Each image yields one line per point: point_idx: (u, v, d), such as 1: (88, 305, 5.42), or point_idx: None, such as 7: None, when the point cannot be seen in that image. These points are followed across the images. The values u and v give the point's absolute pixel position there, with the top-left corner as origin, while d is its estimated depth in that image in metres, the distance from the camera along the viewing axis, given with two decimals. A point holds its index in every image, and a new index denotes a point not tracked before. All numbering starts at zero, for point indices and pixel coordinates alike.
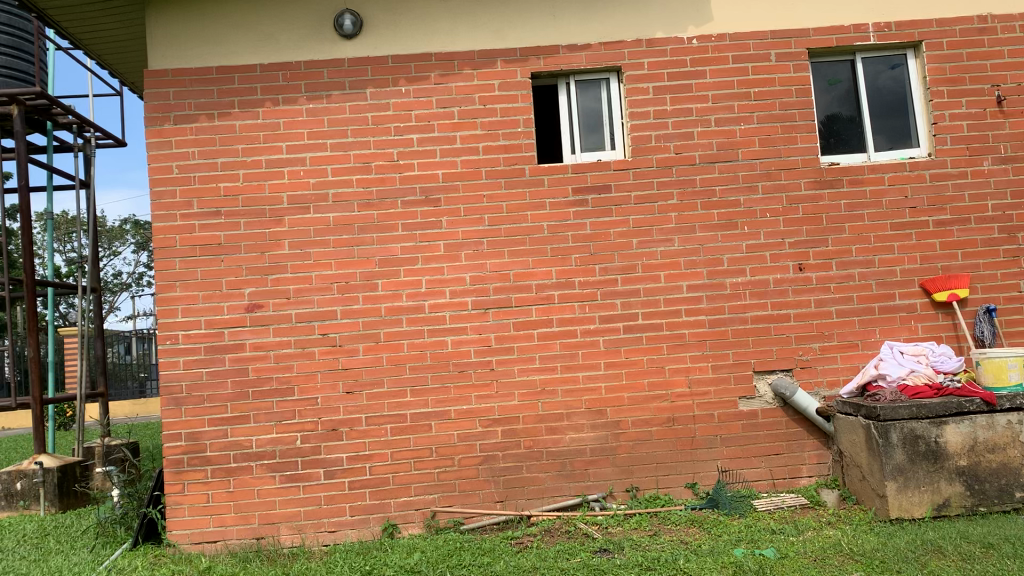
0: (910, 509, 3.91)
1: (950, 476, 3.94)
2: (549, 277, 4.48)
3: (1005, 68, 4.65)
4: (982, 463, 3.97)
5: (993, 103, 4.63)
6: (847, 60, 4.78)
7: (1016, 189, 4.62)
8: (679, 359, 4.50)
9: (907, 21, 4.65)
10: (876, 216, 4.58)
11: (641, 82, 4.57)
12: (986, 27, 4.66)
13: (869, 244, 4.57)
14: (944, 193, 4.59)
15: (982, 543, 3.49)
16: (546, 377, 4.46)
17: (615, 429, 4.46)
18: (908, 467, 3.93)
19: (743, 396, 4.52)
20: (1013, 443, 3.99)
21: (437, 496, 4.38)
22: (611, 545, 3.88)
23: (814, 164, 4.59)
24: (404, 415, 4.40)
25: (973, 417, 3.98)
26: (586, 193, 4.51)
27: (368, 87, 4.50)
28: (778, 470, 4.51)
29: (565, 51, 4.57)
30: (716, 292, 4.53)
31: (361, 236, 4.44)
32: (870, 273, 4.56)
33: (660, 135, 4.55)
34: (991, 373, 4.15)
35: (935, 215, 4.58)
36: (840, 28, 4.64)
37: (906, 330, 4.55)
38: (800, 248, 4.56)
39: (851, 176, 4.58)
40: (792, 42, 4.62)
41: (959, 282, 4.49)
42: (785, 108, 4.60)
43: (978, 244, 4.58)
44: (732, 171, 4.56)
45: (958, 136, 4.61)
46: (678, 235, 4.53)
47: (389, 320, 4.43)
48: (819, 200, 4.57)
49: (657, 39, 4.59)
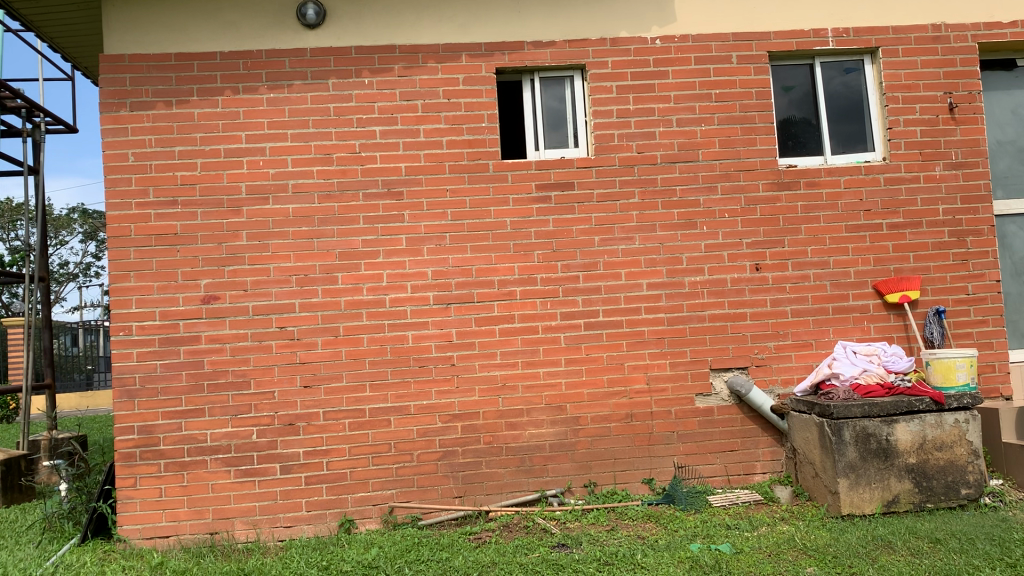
0: (860, 505, 4.00)
1: (899, 473, 4.03)
2: (511, 273, 4.49)
3: (958, 76, 4.76)
4: (930, 461, 4.07)
5: (946, 110, 4.75)
6: (805, 64, 4.87)
7: (967, 194, 4.74)
8: (638, 356, 4.54)
9: (865, 27, 4.74)
10: (831, 218, 4.66)
11: (604, 80, 4.60)
12: (940, 35, 4.76)
13: (824, 245, 4.65)
14: (898, 197, 4.69)
15: (930, 538, 3.58)
16: (507, 373, 4.46)
17: (574, 425, 4.49)
18: (859, 464, 4.01)
19: (700, 393, 4.57)
20: (960, 442, 4.10)
21: (395, 491, 4.37)
22: (570, 541, 3.90)
23: (772, 166, 4.66)
24: (362, 409, 4.37)
25: (923, 416, 4.08)
26: (548, 190, 4.52)
27: (331, 78, 4.46)
28: (733, 467, 4.58)
29: (530, 48, 4.58)
30: (676, 290, 4.58)
31: (321, 228, 4.40)
32: (824, 273, 4.65)
33: (622, 134, 4.59)
34: (940, 373, 4.27)
35: (888, 218, 4.69)
36: (799, 32, 4.71)
37: (858, 330, 4.65)
38: (757, 248, 4.63)
39: (807, 178, 4.66)
40: (753, 45, 4.68)
41: (910, 284, 4.59)
42: (745, 110, 4.67)
43: (929, 247, 4.69)
44: (693, 171, 4.62)
45: (912, 141, 4.71)
46: (639, 233, 4.57)
47: (348, 314, 4.39)
48: (777, 202, 4.64)
49: (621, 39, 4.62)
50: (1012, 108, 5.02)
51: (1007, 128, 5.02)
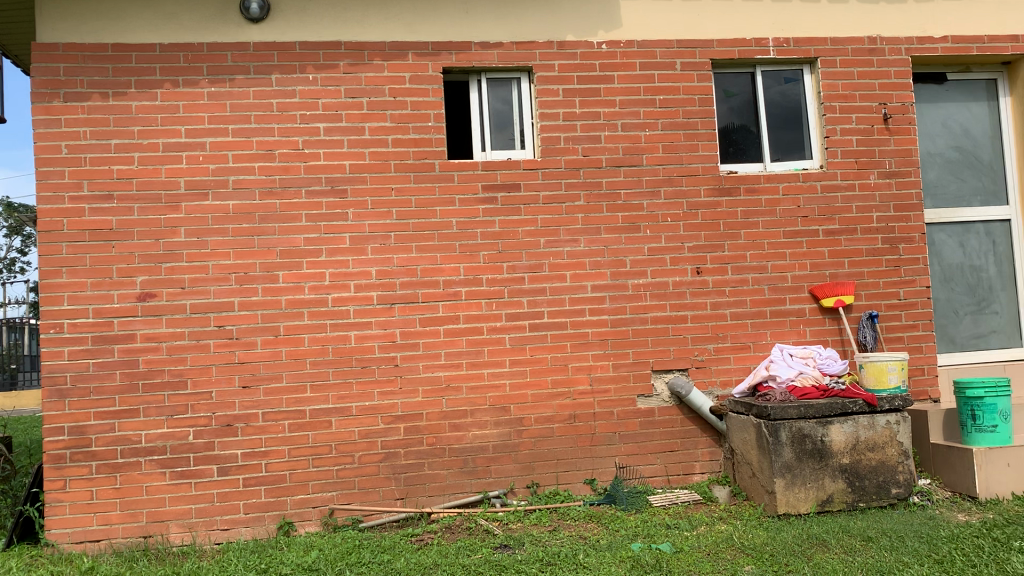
0: (796, 505, 4.09)
1: (833, 473, 4.14)
2: (456, 273, 4.48)
3: (892, 88, 4.91)
4: (863, 461, 4.19)
5: (880, 120, 4.89)
6: (747, 72, 4.97)
7: (899, 202, 4.89)
8: (581, 357, 4.57)
9: (804, 37, 4.85)
10: (770, 223, 4.76)
11: (551, 83, 4.62)
12: (875, 48, 4.91)
13: (763, 250, 4.75)
14: (834, 204, 4.82)
15: (862, 536, 3.69)
16: (450, 374, 4.45)
17: (518, 426, 4.50)
18: (795, 465, 4.11)
19: (641, 395, 4.62)
20: (892, 442, 4.22)
21: (336, 493, 4.31)
22: (512, 541, 3.90)
23: (713, 172, 4.74)
24: (303, 410, 4.31)
25: (856, 417, 4.20)
26: (494, 191, 4.53)
27: (274, 73, 4.39)
28: (672, 467, 4.64)
29: (477, 48, 4.57)
30: (619, 293, 4.62)
31: (262, 225, 4.33)
32: (763, 278, 4.75)
33: (568, 136, 4.62)
34: (873, 376, 4.38)
35: (825, 225, 4.81)
36: (742, 41, 4.80)
37: (795, 333, 4.76)
38: (698, 252, 4.70)
39: (747, 185, 4.76)
40: (697, 52, 4.76)
41: (845, 289, 4.72)
42: (688, 116, 4.74)
43: (863, 254, 4.83)
44: (637, 175, 4.67)
45: (848, 150, 4.85)
46: (584, 236, 4.60)
47: (289, 313, 4.33)
48: (718, 207, 4.73)
49: (568, 42, 4.65)
50: (942, 120, 5.19)
51: (937, 139, 5.18)
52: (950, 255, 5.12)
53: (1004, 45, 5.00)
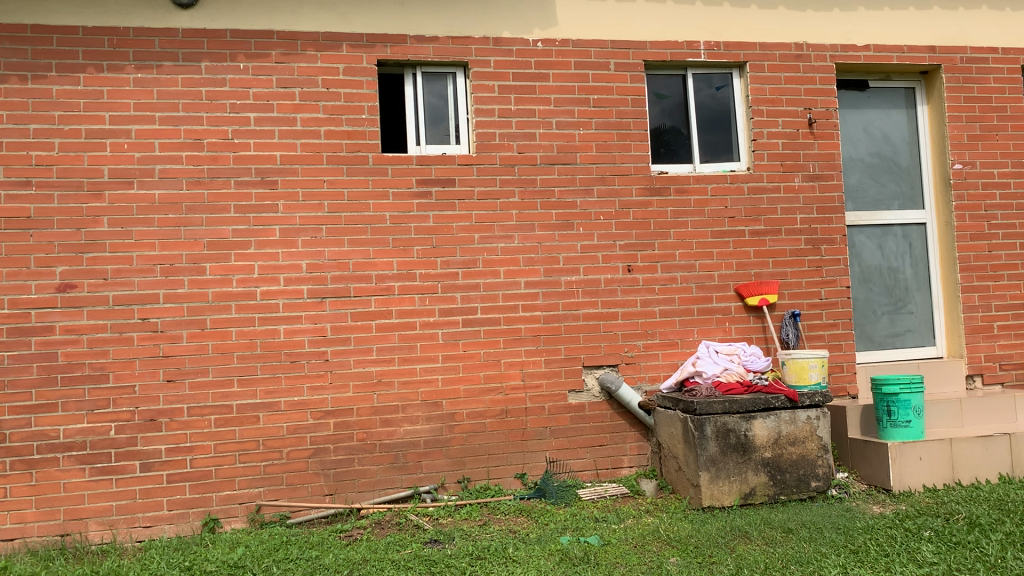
0: (720, 498, 4.19)
1: (756, 467, 4.25)
2: (388, 268, 4.45)
3: (817, 93, 5.07)
4: (784, 455, 4.31)
5: (805, 125, 5.04)
6: (678, 74, 5.06)
7: (822, 204, 5.04)
8: (514, 353, 4.60)
9: (734, 42, 4.96)
10: (699, 223, 4.86)
11: (486, 79, 4.63)
12: (801, 54, 5.05)
13: (692, 249, 4.85)
14: (760, 205, 4.95)
15: (783, 528, 3.80)
16: (382, 369, 4.42)
17: (449, 421, 4.50)
18: (720, 458, 4.21)
19: (572, 390, 4.68)
20: (812, 437, 4.36)
21: (264, 489, 4.25)
22: (442, 536, 3.91)
23: (645, 172, 4.82)
24: (230, 405, 4.23)
25: (778, 413, 4.32)
26: (428, 185, 4.51)
27: (203, 60, 4.30)
28: (601, 461, 4.70)
29: (412, 42, 4.55)
30: (551, 289, 4.66)
31: (189, 216, 4.23)
32: (691, 276, 4.84)
33: (503, 133, 4.63)
34: (794, 372, 4.50)
35: (751, 225, 4.93)
36: (674, 43, 4.88)
37: (721, 330, 4.87)
38: (630, 250, 4.77)
39: (678, 185, 4.85)
40: (630, 53, 4.83)
41: (769, 288, 4.85)
42: (621, 116, 4.80)
43: (787, 254, 4.97)
44: (571, 173, 4.71)
45: (774, 153, 4.98)
46: (518, 232, 4.63)
47: (217, 306, 4.24)
48: (649, 206, 4.80)
49: (504, 39, 4.67)
50: (864, 126, 5.38)
51: (858, 144, 5.37)
52: (869, 257, 5.32)
53: (922, 55, 5.20)
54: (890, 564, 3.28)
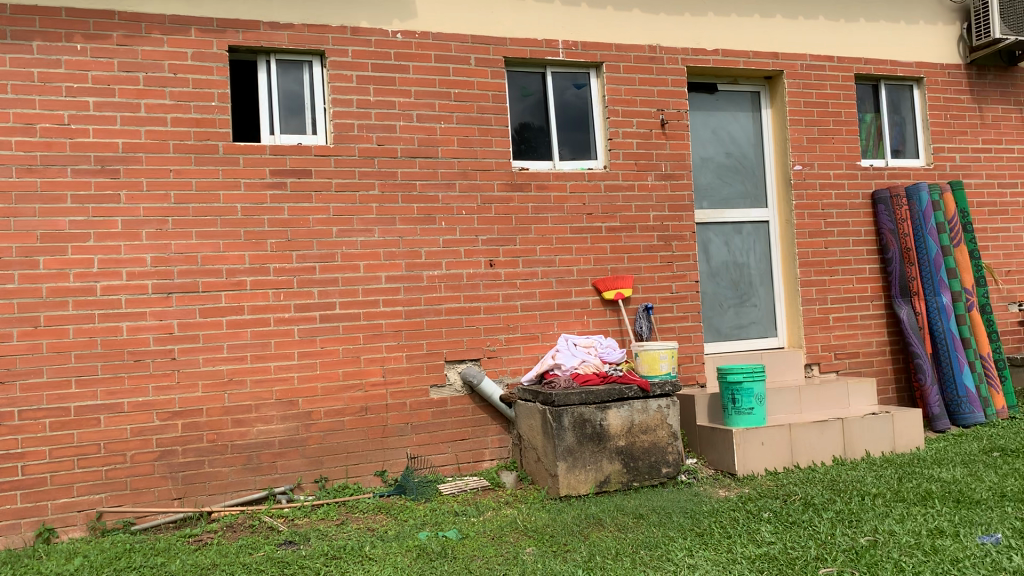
0: (576, 487, 4.28)
1: (611, 455, 4.37)
2: (241, 262, 4.30)
3: (669, 95, 5.25)
4: (637, 443, 4.45)
5: (658, 125, 5.21)
6: (538, 72, 5.11)
7: (674, 202, 5.24)
8: (374, 349, 4.54)
9: (592, 41, 5.07)
10: (558, 219, 4.95)
11: (344, 69, 4.54)
12: (655, 56, 5.22)
13: (551, 245, 4.93)
14: (616, 202, 5.08)
15: (635, 514, 3.93)
16: (234, 367, 4.27)
17: (306, 419, 4.40)
18: (576, 448, 4.30)
19: (433, 385, 4.66)
20: (663, 425, 4.53)
21: (105, 496, 4.03)
22: (297, 537, 3.81)
23: (506, 167, 4.86)
24: (67, 408, 3.98)
25: (632, 402, 4.46)
26: (283, 176, 4.39)
27: (35, 40, 4.01)
28: (463, 455, 4.71)
29: (266, 29, 4.41)
30: (412, 284, 4.63)
31: (20, 206, 3.95)
32: (551, 271, 4.92)
33: (361, 124, 4.56)
34: (647, 362, 4.65)
35: (608, 222, 5.06)
36: (533, 41, 4.94)
37: (579, 324, 4.98)
38: (490, 245, 4.80)
39: (538, 181, 4.91)
40: (490, 49, 4.85)
41: (625, 282, 4.99)
42: (482, 111, 4.82)
43: (642, 250, 5.13)
44: (431, 167, 4.69)
45: (629, 152, 5.13)
46: (377, 226, 4.57)
47: (52, 303, 3.98)
48: (509, 202, 4.85)
49: (362, 29, 4.59)
50: (712, 127, 5.62)
51: (708, 144, 5.60)
52: (717, 252, 5.57)
53: (766, 61, 5.48)
54: (731, 544, 3.44)
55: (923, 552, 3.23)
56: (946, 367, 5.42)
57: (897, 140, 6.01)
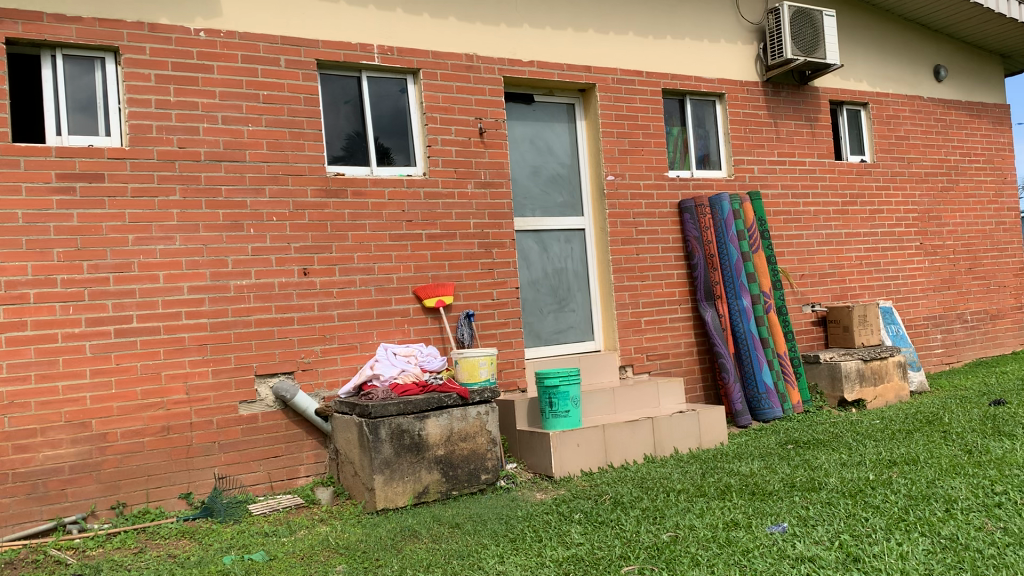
0: (394, 499, 4.20)
1: (429, 465, 4.33)
2: (22, 273, 3.95)
3: (486, 104, 5.29)
4: (456, 451, 4.43)
5: (476, 133, 5.24)
6: (353, 76, 4.98)
7: (493, 210, 5.28)
8: (176, 365, 4.28)
9: (407, 48, 5.03)
10: (376, 226, 4.86)
11: (141, 67, 4.27)
12: (471, 65, 5.24)
13: (370, 252, 4.84)
14: (434, 210, 5.06)
15: (451, 523, 3.91)
16: (15, 389, 3.91)
17: (101, 442, 4.09)
18: (394, 460, 4.22)
19: (244, 400, 4.46)
20: (481, 431, 4.53)
21: None
22: (87, 570, 3.52)
23: (320, 173, 4.72)
24: None
25: (451, 411, 4.44)
26: (71, 180, 4.07)
27: None
28: (276, 473, 4.53)
29: (50, 21, 4.08)
30: (219, 294, 4.41)
31: None
32: (368, 279, 4.83)
33: (160, 126, 4.30)
34: (466, 370, 4.67)
35: (426, 229, 5.03)
36: (347, 45, 4.84)
37: (399, 332, 4.91)
38: (304, 253, 4.65)
39: (354, 187, 4.81)
40: (302, 51, 4.71)
41: (445, 290, 4.98)
42: (293, 114, 4.67)
43: (461, 257, 5.14)
44: (239, 171, 4.50)
45: (447, 159, 5.12)
46: (180, 233, 4.32)
47: None
48: (324, 208, 4.71)
49: (161, 26, 4.33)
50: (530, 137, 5.71)
51: (525, 154, 5.67)
52: (537, 259, 5.66)
53: (579, 73, 5.64)
54: (542, 548, 3.48)
55: (718, 544, 3.39)
56: (747, 363, 5.75)
57: (703, 151, 6.34)
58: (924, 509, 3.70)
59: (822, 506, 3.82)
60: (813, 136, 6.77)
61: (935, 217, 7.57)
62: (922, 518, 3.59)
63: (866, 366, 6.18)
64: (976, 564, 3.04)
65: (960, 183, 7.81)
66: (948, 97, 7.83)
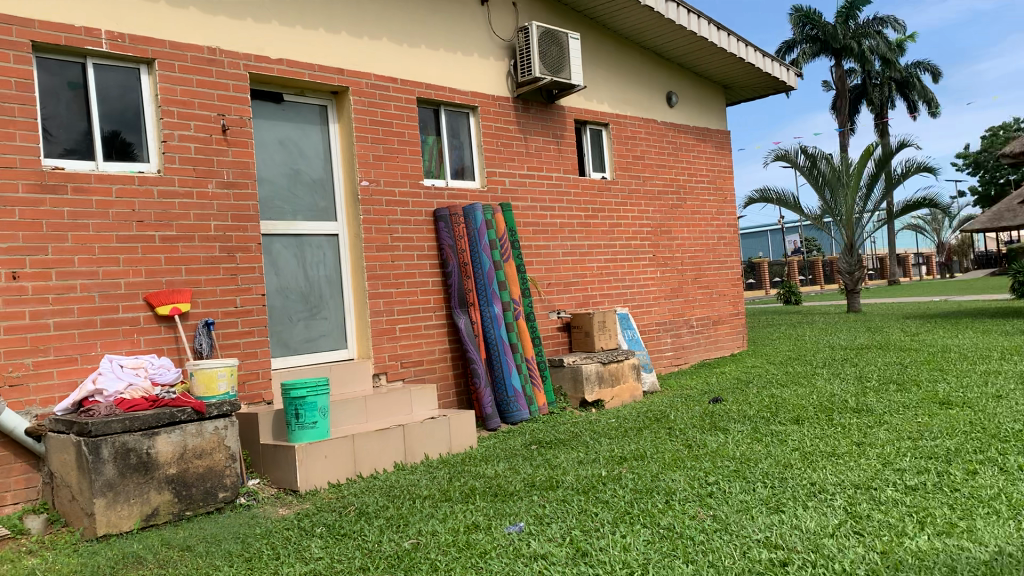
0: (117, 524, 3.86)
1: (159, 485, 4.02)
2: None
3: (229, 101, 5.04)
4: (190, 469, 4.16)
5: (218, 131, 4.97)
6: (76, 61, 4.53)
7: (237, 212, 5.04)
8: None
9: (141, 36, 4.68)
10: (102, 226, 4.47)
11: None
12: (214, 59, 4.98)
13: (93, 255, 4.43)
14: (170, 210, 4.74)
15: (181, 546, 3.66)
16: None
17: None
18: (118, 482, 3.88)
19: None
20: (219, 447, 4.30)
21: None
22: None
23: (34, 166, 4.26)
24: None
25: (184, 426, 4.17)
26: None
27: None
28: None
29: None
30: None
31: None
32: (92, 284, 4.42)
33: None
34: (203, 383, 4.37)
35: (161, 231, 4.70)
36: (69, 27, 4.40)
37: (128, 343, 4.53)
38: (13, 255, 4.16)
39: (75, 183, 4.38)
40: (12, 29, 4.22)
41: (180, 296, 4.69)
42: (1, 99, 4.17)
43: (201, 261, 4.86)
44: None
45: (185, 157, 4.82)
46: None
47: None
48: (38, 205, 4.25)
49: None
50: (281, 138, 5.48)
51: (275, 155, 5.44)
52: (286, 266, 5.44)
53: (331, 76, 5.55)
54: (278, 566, 3.35)
55: (458, 548, 3.44)
56: (497, 368, 5.95)
57: (458, 162, 6.46)
58: (647, 501, 4.00)
59: (558, 504, 4.01)
60: (559, 151, 7.13)
61: (666, 231, 8.25)
62: (645, 510, 3.88)
63: (605, 369, 6.59)
64: (687, 550, 3.32)
65: (689, 201, 8.57)
66: (678, 121, 8.58)
